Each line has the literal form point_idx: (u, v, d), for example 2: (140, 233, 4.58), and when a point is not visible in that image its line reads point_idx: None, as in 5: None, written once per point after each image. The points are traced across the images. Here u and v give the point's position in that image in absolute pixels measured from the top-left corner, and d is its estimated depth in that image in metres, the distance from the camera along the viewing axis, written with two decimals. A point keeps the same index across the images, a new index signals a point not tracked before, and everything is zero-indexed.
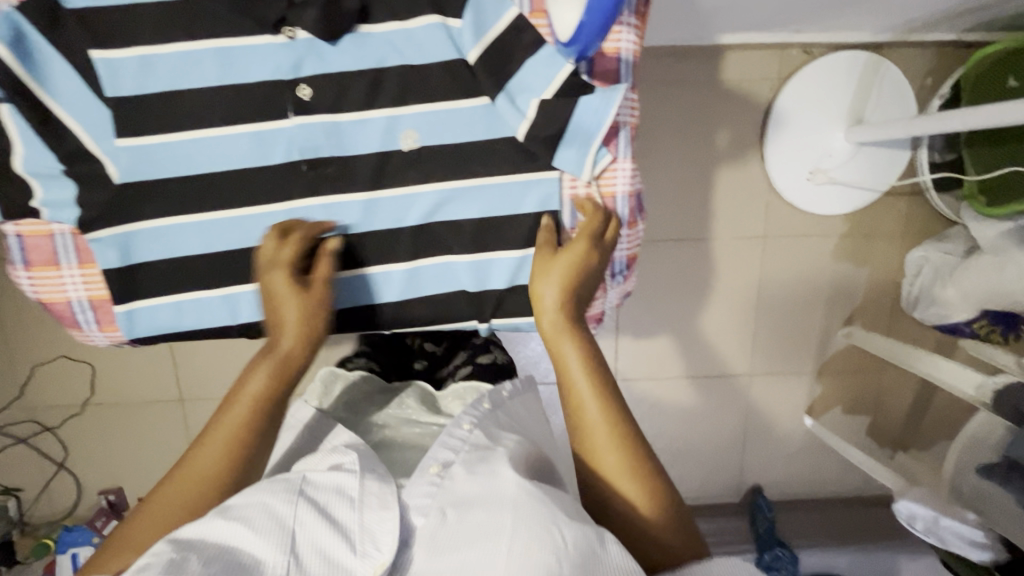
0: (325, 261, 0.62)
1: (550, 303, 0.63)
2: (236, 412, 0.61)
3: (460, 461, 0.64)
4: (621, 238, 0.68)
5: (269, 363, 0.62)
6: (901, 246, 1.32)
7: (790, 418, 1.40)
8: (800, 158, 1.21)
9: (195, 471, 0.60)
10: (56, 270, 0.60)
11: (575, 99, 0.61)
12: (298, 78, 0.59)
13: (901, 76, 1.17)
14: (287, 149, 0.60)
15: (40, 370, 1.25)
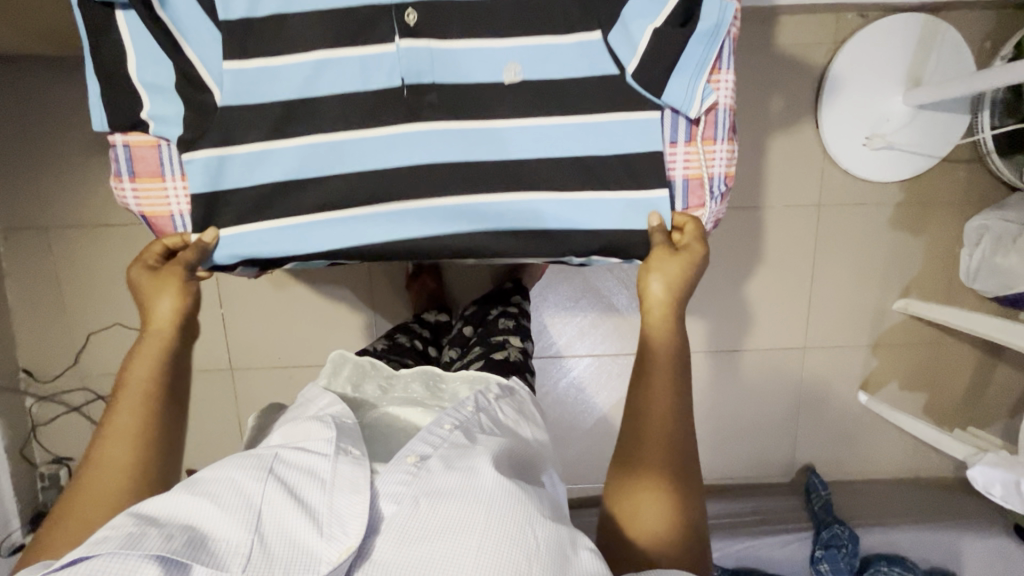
0: (195, 250, 0.64)
1: (655, 295, 0.65)
2: (133, 389, 0.60)
3: (438, 455, 0.55)
4: (720, 155, 0.67)
5: (160, 330, 0.64)
6: (960, 215, 1.29)
7: (845, 393, 1.37)
8: (857, 122, 1.19)
9: (108, 453, 0.57)
10: (160, 182, 0.65)
11: (680, 24, 0.62)
12: (405, 3, 0.61)
13: (960, 39, 1.16)
14: (391, 73, 0.62)
15: (96, 337, 1.26)
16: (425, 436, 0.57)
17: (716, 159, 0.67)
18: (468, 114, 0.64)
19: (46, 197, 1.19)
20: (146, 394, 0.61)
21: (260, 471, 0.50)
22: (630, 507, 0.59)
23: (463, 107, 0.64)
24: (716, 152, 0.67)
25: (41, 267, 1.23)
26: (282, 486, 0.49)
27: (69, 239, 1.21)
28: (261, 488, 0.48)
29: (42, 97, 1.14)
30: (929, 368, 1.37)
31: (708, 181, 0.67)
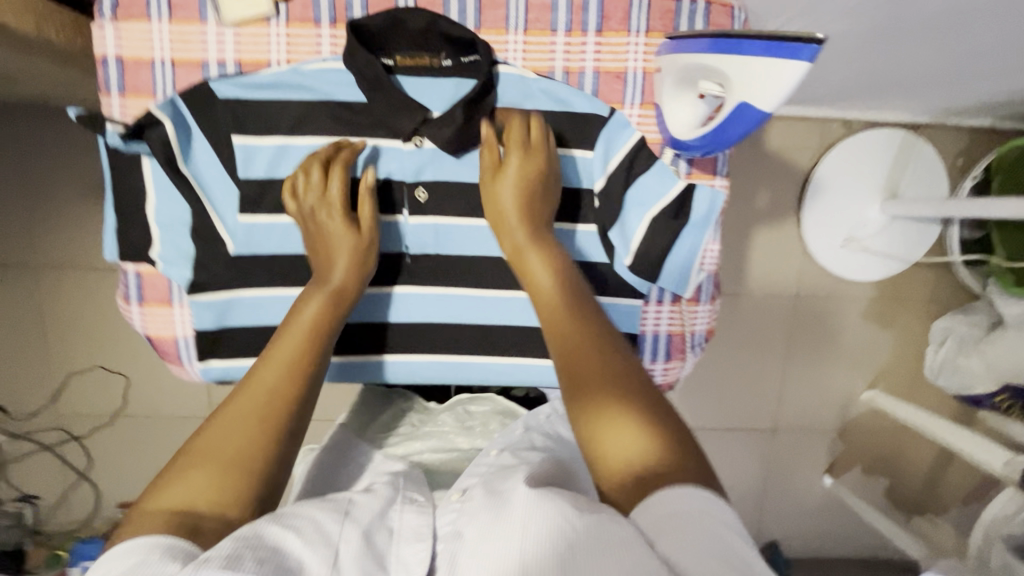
0: (369, 202, 0.67)
1: (534, 257, 0.63)
2: (254, 395, 0.52)
3: (484, 480, 0.54)
4: (702, 313, 0.76)
5: (303, 331, 0.59)
6: (927, 314, 1.36)
7: (811, 474, 1.42)
8: (835, 227, 1.25)
9: (227, 434, 0.49)
10: (167, 307, 0.70)
11: (676, 222, 0.70)
12: (418, 181, 0.70)
13: (936, 156, 1.23)
14: (397, 242, 0.72)
15: (76, 377, 1.25)
16: (473, 471, 0.59)
17: (699, 317, 0.76)
18: (467, 284, 0.73)
19: (36, 237, 1.18)
20: (266, 407, 0.52)
21: (336, 512, 0.48)
22: (602, 456, 0.46)
23: (461, 278, 0.73)
24: (699, 311, 0.76)
25: (25, 305, 1.21)
26: (360, 531, 0.47)
27: (56, 280, 1.20)
28: (339, 529, 0.46)
29: (41, 140, 1.13)
30: (891, 455, 1.43)
31: (690, 336, 0.77)
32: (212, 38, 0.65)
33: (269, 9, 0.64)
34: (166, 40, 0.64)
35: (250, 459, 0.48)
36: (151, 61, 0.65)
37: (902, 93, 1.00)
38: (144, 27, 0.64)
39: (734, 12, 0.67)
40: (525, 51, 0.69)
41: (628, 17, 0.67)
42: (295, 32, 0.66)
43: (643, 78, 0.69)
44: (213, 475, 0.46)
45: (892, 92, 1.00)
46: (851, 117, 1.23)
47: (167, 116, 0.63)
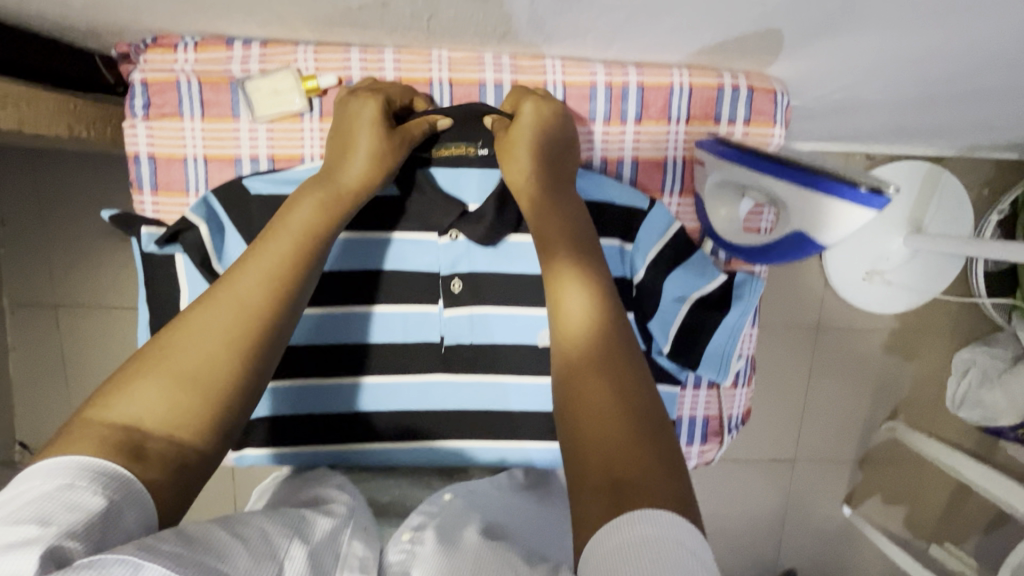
0: (424, 121, 0.67)
1: (546, 207, 0.62)
2: (231, 311, 0.52)
3: (435, 526, 0.54)
4: (740, 395, 0.79)
5: (296, 236, 0.58)
6: (948, 345, 1.35)
7: (829, 503, 1.41)
8: (859, 258, 1.23)
9: (205, 328, 0.51)
10: None
11: (717, 310, 0.69)
12: (453, 273, 0.71)
13: (961, 189, 1.21)
14: (434, 330, 0.73)
15: None
16: (422, 510, 0.58)
17: (736, 401, 0.79)
18: (503, 370, 0.74)
19: (54, 277, 1.18)
20: (245, 318, 0.52)
21: (288, 530, 0.47)
22: (578, 447, 0.47)
23: (493, 362, 0.74)
24: (737, 395, 0.78)
25: (45, 342, 1.21)
26: (309, 551, 0.46)
27: (75, 318, 1.20)
28: (287, 544, 0.45)
29: (58, 180, 1.13)
30: (910, 485, 1.42)
31: (726, 419, 0.79)
32: (244, 135, 0.68)
33: (302, 106, 0.67)
34: (198, 137, 0.68)
35: (214, 381, 0.49)
36: (183, 157, 0.68)
37: (931, 134, 0.98)
38: (177, 125, 0.68)
39: (775, 97, 0.70)
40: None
41: (668, 106, 0.70)
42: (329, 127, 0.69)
43: (682, 165, 0.74)
44: (174, 393, 0.47)
45: (921, 133, 0.98)
46: (875, 149, 1.21)
47: (201, 218, 0.61)
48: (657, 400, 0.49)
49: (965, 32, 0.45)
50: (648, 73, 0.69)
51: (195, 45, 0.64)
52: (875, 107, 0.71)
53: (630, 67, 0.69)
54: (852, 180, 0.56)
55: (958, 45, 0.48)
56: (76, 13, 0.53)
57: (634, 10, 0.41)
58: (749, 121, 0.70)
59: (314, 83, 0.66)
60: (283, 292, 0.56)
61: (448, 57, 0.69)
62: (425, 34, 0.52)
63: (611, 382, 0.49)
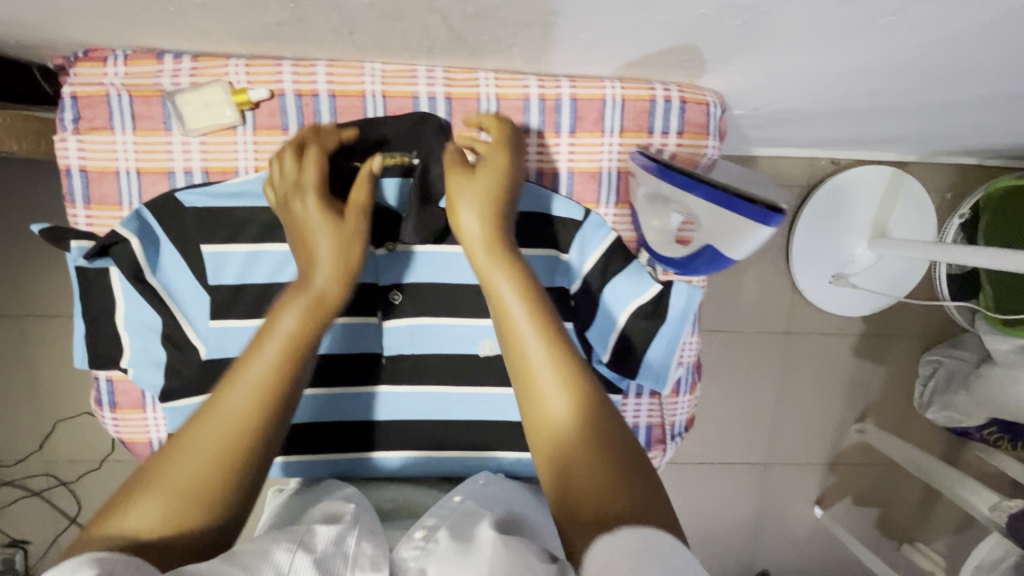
0: (367, 180, 0.61)
1: (502, 280, 0.58)
2: (226, 412, 0.50)
3: (448, 527, 0.54)
4: (683, 402, 0.78)
5: (283, 342, 0.53)
6: (916, 348, 1.37)
7: (802, 506, 1.42)
8: (825, 265, 1.24)
9: (186, 456, 0.48)
10: (141, 412, 0.67)
11: (651, 320, 0.70)
12: (393, 285, 0.71)
13: (923, 194, 1.23)
14: (377, 342, 0.72)
15: (65, 424, 1.24)
16: (435, 509, 0.57)
17: (679, 408, 0.78)
18: (449, 381, 0.73)
19: (18, 287, 1.16)
20: (236, 429, 0.49)
21: (292, 542, 0.47)
22: (569, 484, 0.48)
23: (444, 371, 0.72)
24: (678, 403, 0.78)
25: (9, 353, 1.20)
26: (313, 565, 0.45)
27: (41, 328, 1.19)
28: (290, 560, 0.45)
29: (22, 190, 1.12)
30: (881, 487, 1.43)
31: (670, 427, 0.78)
32: (177, 149, 0.64)
33: (234, 119, 0.62)
34: (130, 150, 0.64)
35: (208, 485, 0.47)
36: (115, 170, 0.64)
37: (891, 141, 1.00)
38: (108, 138, 0.63)
39: (709, 109, 0.67)
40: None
41: (601, 118, 0.68)
42: (262, 141, 0.65)
43: (617, 177, 0.71)
44: (173, 507, 0.46)
45: (881, 141, 1.00)
46: (840, 155, 1.23)
47: (131, 232, 0.61)
48: (631, 444, 0.51)
49: (883, 48, 0.46)
50: (581, 84, 0.66)
51: (126, 58, 0.61)
52: (821, 117, 0.72)
53: (562, 79, 0.66)
54: (755, 199, 0.55)
55: (880, 62, 0.48)
56: (11, 28, 0.53)
57: (550, 26, 0.42)
58: (683, 133, 0.67)
59: (244, 96, 0.62)
60: (270, 399, 0.51)
61: (381, 67, 0.65)
62: (356, 48, 0.52)
63: (596, 451, 0.49)
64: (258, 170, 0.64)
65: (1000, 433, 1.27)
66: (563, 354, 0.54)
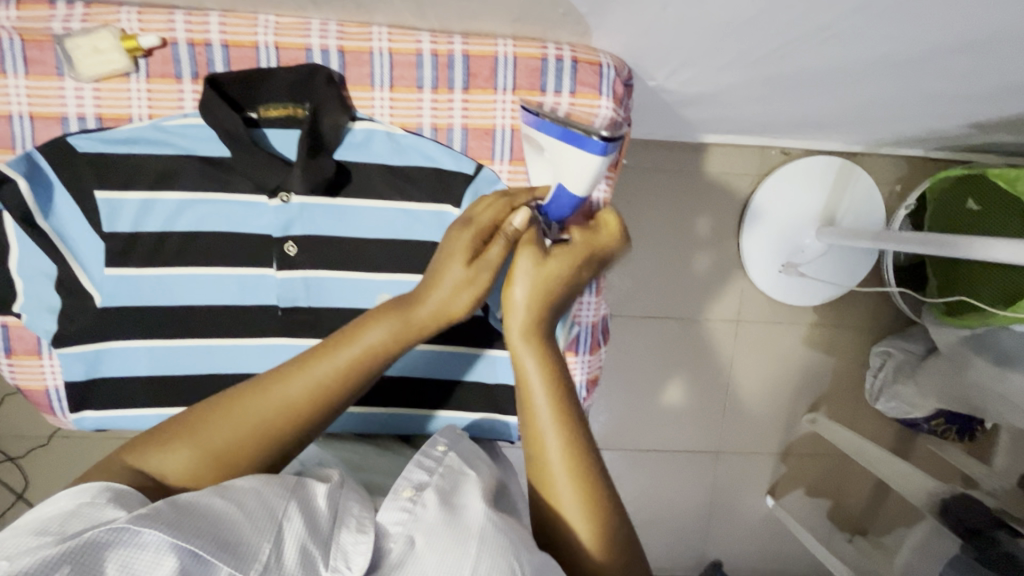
0: (503, 241, 0.60)
1: (529, 355, 0.60)
2: (272, 407, 0.54)
3: (434, 485, 0.55)
4: (585, 362, 0.81)
5: (355, 351, 0.56)
6: (866, 339, 1.38)
7: (753, 495, 1.43)
8: (775, 252, 1.26)
9: (242, 431, 0.52)
10: (36, 359, 0.68)
11: None
12: (287, 236, 0.68)
13: (872, 185, 1.25)
14: (270, 293, 0.68)
15: (13, 399, 1.23)
16: (420, 462, 0.58)
17: (578, 368, 0.80)
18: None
19: None
20: (287, 416, 0.54)
21: (286, 490, 0.49)
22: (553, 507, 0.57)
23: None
24: (577, 360, 0.79)
25: None
26: (305, 515, 0.48)
27: None
28: (283, 505, 0.47)
29: None
30: (832, 477, 1.44)
31: None
32: (70, 95, 0.63)
33: (126, 66, 0.62)
34: (24, 95, 0.63)
35: (245, 462, 0.52)
36: (9, 114, 0.63)
37: (832, 128, 1.01)
38: (1, 81, 0.62)
39: (602, 70, 0.66)
40: (393, 107, 0.68)
41: (493, 75, 0.66)
42: (156, 89, 0.64)
43: (512, 136, 0.69)
44: (203, 464, 0.51)
45: (822, 127, 1.01)
46: (790, 145, 1.24)
47: (19, 173, 0.62)
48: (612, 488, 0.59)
49: (743, 0, 0.48)
50: (474, 40, 0.65)
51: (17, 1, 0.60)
52: (737, 90, 0.74)
53: (455, 35, 0.65)
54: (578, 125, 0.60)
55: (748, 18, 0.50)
56: None
57: None
58: (575, 93, 0.65)
59: (135, 43, 0.61)
60: (320, 405, 0.55)
61: (277, 20, 0.63)
62: None
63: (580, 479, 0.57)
64: (151, 118, 0.64)
65: (949, 425, 1.28)
66: (567, 415, 0.59)
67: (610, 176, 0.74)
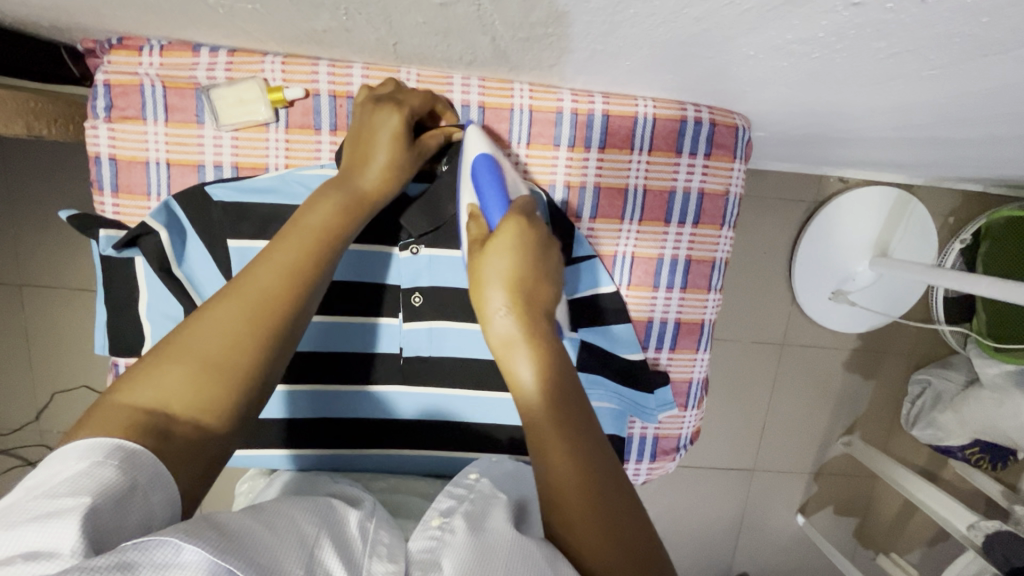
0: (439, 134, 0.61)
1: (517, 345, 0.51)
2: (241, 325, 0.47)
3: (462, 513, 0.50)
4: (690, 416, 0.72)
5: (285, 270, 0.51)
6: (907, 366, 1.40)
7: (784, 512, 1.46)
8: (822, 281, 1.26)
9: (197, 346, 0.45)
10: None
11: (660, 344, 0.68)
12: (414, 287, 0.66)
13: (927, 217, 1.25)
14: (393, 342, 0.68)
15: (60, 397, 1.22)
16: (451, 493, 0.55)
17: (687, 421, 0.71)
18: (460, 383, 0.70)
19: (18, 259, 1.13)
20: (264, 324, 0.48)
21: (316, 516, 0.44)
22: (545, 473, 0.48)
23: (444, 377, 0.69)
24: (686, 418, 0.71)
25: (6, 323, 1.17)
26: (334, 539, 0.43)
27: (40, 302, 1.16)
28: (315, 531, 0.42)
29: (27, 156, 1.08)
30: (861, 496, 1.47)
31: (676, 438, 0.72)
32: (209, 143, 0.61)
33: (268, 116, 0.60)
34: (162, 143, 0.61)
35: (236, 376, 0.46)
36: (146, 161, 0.61)
37: (901, 167, 1.02)
38: (140, 129, 0.60)
39: (737, 132, 0.62)
40: (527, 163, 0.62)
41: (632, 136, 0.61)
42: (295, 141, 0.62)
43: (645, 195, 0.64)
44: (198, 378, 0.44)
45: (892, 165, 1.02)
46: (848, 174, 1.25)
47: (161, 224, 0.58)
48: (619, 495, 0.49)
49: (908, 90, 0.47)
50: (615, 99, 0.60)
51: (161, 49, 0.58)
52: (839, 143, 0.73)
53: (596, 94, 0.60)
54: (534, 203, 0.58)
55: (908, 110, 0.49)
56: (40, 12, 0.51)
57: (595, 53, 0.42)
58: (710, 156, 0.62)
59: (280, 95, 0.59)
60: (293, 316, 0.50)
61: (416, 72, 0.61)
62: (396, 56, 0.51)
63: (578, 454, 0.48)
64: (289, 169, 0.61)
65: (981, 454, 1.28)
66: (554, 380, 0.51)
67: (734, 234, 0.68)
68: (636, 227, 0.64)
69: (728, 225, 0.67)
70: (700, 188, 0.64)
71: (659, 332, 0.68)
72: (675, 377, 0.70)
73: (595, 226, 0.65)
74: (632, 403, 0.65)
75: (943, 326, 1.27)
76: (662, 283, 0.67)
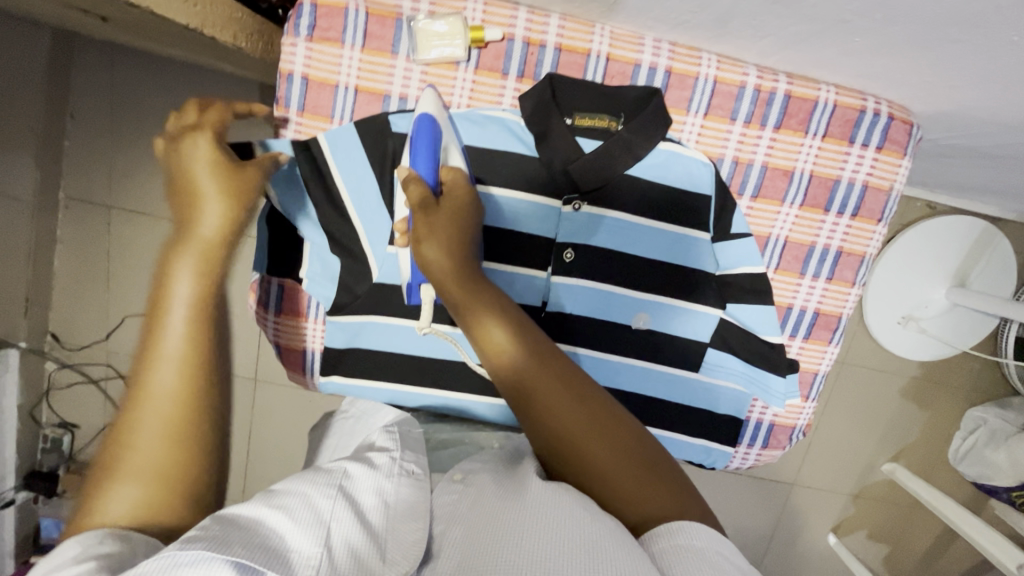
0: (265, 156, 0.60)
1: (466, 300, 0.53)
2: (158, 406, 0.45)
3: (490, 470, 0.49)
4: (805, 410, 0.74)
5: (189, 307, 0.48)
6: (963, 401, 1.39)
7: (817, 530, 1.45)
8: (898, 302, 1.25)
9: (137, 465, 0.43)
10: (302, 321, 0.73)
11: (797, 333, 0.71)
12: (567, 243, 0.65)
13: (1011, 252, 1.23)
14: (537, 294, 0.66)
15: (130, 319, 1.23)
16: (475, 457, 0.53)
17: (804, 413, 0.74)
18: (592, 346, 0.67)
19: (116, 177, 1.16)
20: (181, 403, 0.46)
21: (331, 486, 0.43)
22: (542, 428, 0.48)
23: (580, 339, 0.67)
24: (805, 409, 0.73)
25: (91, 238, 1.19)
26: (352, 505, 0.43)
27: (126, 223, 1.18)
28: (331, 504, 0.42)
29: (146, 80, 1.11)
30: (897, 525, 1.46)
31: (791, 429, 0.75)
32: (399, 74, 0.64)
33: (463, 55, 0.63)
34: (354, 68, 0.64)
35: (184, 470, 0.44)
36: (335, 84, 0.64)
37: (1004, 194, 1.00)
38: (336, 51, 0.63)
39: (911, 130, 0.65)
40: (701, 133, 0.66)
41: (809, 119, 0.64)
42: (481, 82, 0.65)
43: (810, 180, 0.66)
44: (154, 482, 0.43)
45: (995, 193, 1.00)
46: (937, 200, 1.24)
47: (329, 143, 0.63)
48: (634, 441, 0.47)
49: None
50: (799, 81, 0.64)
51: None
52: (976, 162, 0.74)
53: (781, 74, 0.64)
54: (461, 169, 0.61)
55: None
56: None
57: None
58: (882, 149, 0.65)
59: (480, 34, 0.62)
60: (209, 376, 0.48)
61: (610, 31, 0.63)
62: None
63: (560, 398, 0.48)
64: (473, 108, 0.64)
65: None
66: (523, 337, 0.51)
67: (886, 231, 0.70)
68: (798, 210, 0.67)
69: (884, 222, 0.69)
70: (865, 180, 0.67)
71: (796, 321, 0.71)
72: (803, 367, 0.72)
73: (755, 205, 0.68)
74: (759, 384, 0.69)
75: (1012, 363, 1.26)
76: (808, 271, 0.69)
